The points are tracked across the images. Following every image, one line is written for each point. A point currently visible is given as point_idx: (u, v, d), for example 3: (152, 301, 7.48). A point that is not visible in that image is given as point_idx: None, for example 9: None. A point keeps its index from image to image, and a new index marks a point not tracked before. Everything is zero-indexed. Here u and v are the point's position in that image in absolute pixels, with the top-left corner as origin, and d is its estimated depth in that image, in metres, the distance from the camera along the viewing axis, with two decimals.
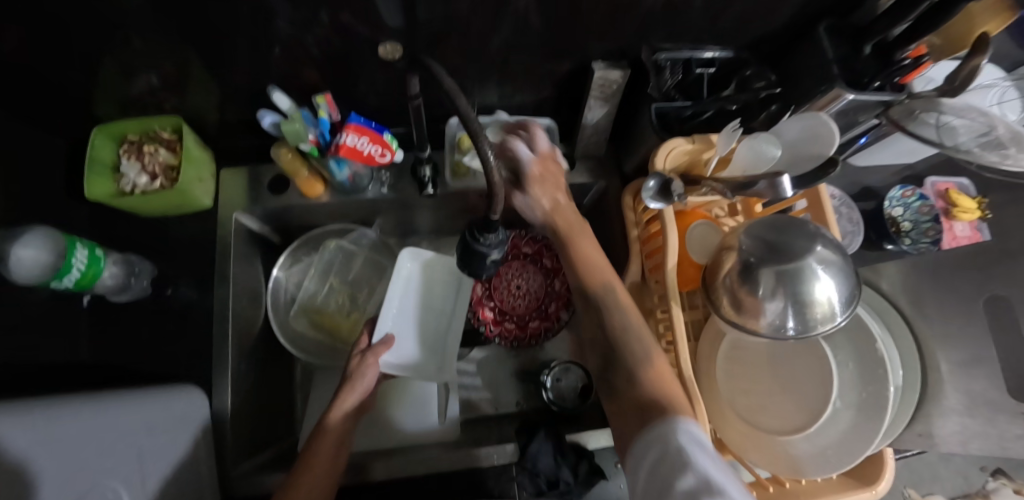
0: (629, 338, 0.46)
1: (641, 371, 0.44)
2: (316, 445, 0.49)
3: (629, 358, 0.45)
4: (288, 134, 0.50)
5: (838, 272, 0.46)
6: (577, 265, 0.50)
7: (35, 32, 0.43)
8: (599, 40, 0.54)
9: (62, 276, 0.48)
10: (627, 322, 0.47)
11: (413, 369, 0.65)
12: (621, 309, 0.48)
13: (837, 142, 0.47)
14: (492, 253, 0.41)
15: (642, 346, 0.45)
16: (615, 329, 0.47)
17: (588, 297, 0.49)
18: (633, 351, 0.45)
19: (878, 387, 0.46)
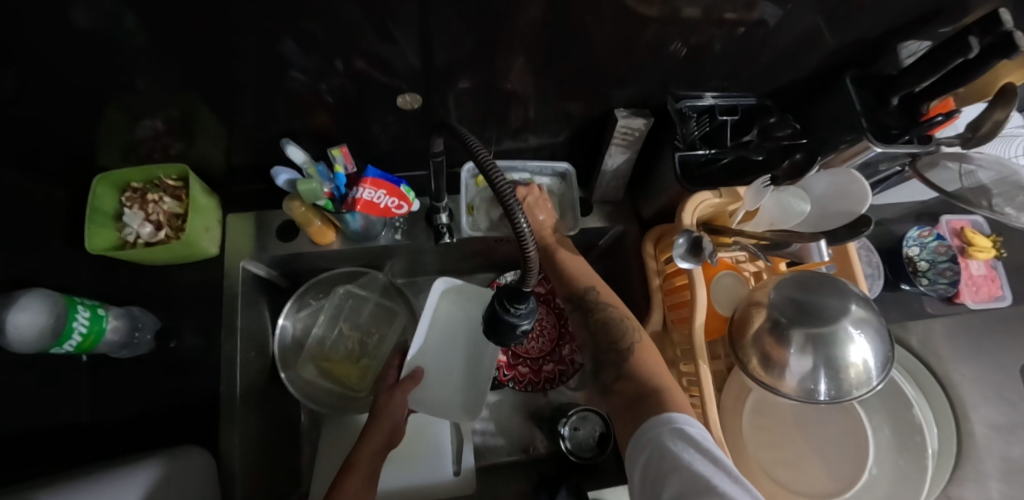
0: (611, 330, 0.50)
1: (626, 363, 0.47)
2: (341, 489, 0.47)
3: (616, 354, 0.48)
4: (304, 194, 0.48)
5: (871, 332, 0.46)
6: (564, 278, 0.56)
7: (37, 86, 0.41)
8: (619, 85, 0.53)
9: (62, 342, 0.46)
10: (608, 320, 0.51)
11: (440, 404, 0.63)
12: (605, 306, 0.52)
13: (869, 200, 0.46)
14: (522, 323, 0.40)
15: (624, 337, 0.49)
16: (598, 323, 0.51)
17: (573, 299, 0.54)
18: (614, 342, 0.49)
19: (914, 452, 0.46)
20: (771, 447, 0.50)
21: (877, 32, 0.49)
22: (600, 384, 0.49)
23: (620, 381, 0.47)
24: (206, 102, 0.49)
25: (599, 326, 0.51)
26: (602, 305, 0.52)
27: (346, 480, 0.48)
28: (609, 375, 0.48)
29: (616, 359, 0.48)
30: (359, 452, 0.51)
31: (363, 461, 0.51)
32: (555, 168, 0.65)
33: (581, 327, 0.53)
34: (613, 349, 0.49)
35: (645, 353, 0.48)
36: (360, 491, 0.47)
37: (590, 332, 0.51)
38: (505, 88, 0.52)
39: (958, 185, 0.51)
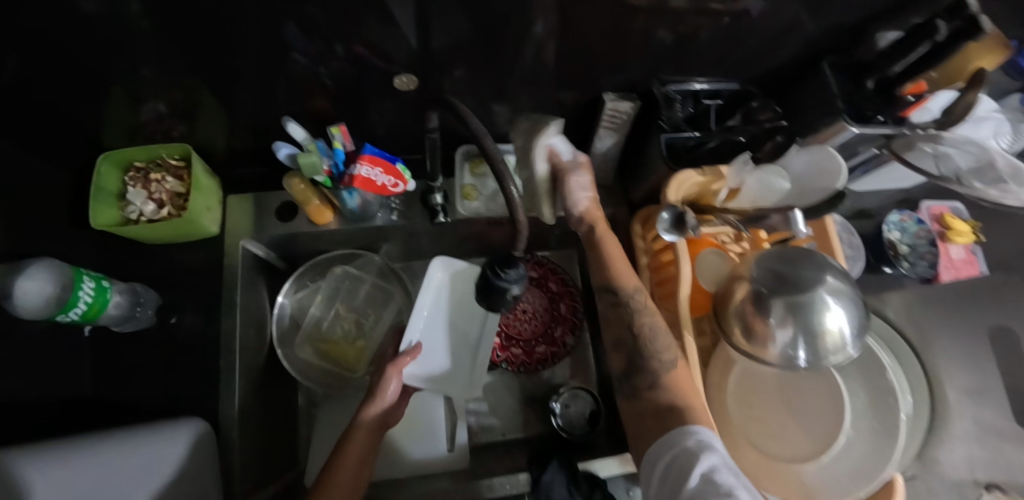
0: (656, 340, 0.49)
1: (664, 375, 0.47)
2: (335, 472, 0.48)
3: (653, 364, 0.48)
4: (304, 168, 0.49)
5: (847, 302, 0.47)
6: (608, 268, 0.54)
7: (45, 66, 0.43)
8: (608, 71, 0.55)
9: (68, 310, 0.47)
10: (656, 326, 0.50)
11: (444, 378, 0.67)
12: (649, 316, 0.51)
13: (843, 174, 0.48)
14: (512, 288, 0.42)
15: (668, 349, 0.49)
16: (643, 330, 0.50)
17: (614, 300, 0.53)
18: (658, 353, 0.49)
19: (889, 415, 0.47)
20: (757, 419, 0.52)
21: (854, 20, 0.52)
22: (628, 383, 0.50)
23: (652, 389, 0.47)
24: (208, 85, 0.50)
25: (649, 329, 0.50)
26: (648, 312, 0.52)
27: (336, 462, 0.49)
28: (646, 382, 0.48)
29: (657, 367, 0.48)
30: (354, 435, 0.51)
31: (359, 439, 0.51)
32: None
33: (627, 322, 0.52)
34: (658, 358, 0.48)
35: (685, 370, 0.48)
36: (352, 477, 0.48)
37: (631, 333, 0.51)
38: (498, 74, 0.54)
39: (935, 168, 0.54)
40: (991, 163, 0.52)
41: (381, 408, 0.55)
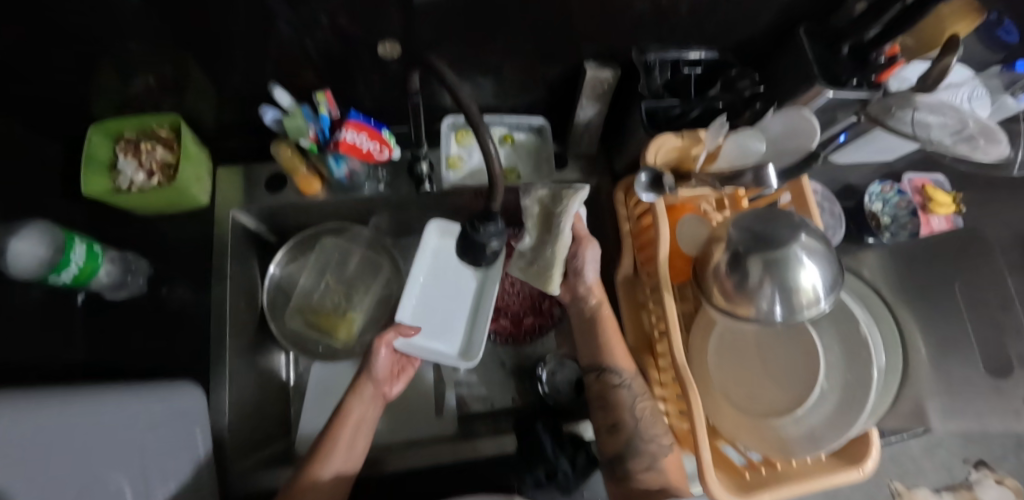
0: (651, 423, 0.54)
1: (660, 461, 0.53)
2: (333, 439, 0.51)
3: (647, 448, 0.53)
4: (289, 130, 0.53)
5: (820, 259, 0.48)
6: (604, 351, 0.59)
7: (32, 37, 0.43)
8: (590, 42, 0.56)
9: (60, 270, 0.48)
10: (653, 411, 0.55)
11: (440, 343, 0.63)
12: (643, 398, 0.56)
13: (819, 135, 0.50)
14: (491, 242, 0.44)
15: (664, 432, 0.54)
16: (641, 414, 0.55)
17: (610, 378, 0.57)
18: (655, 436, 0.54)
19: (862, 370, 0.49)
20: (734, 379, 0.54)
21: None
22: (620, 464, 0.54)
23: (648, 472, 0.52)
24: (196, 58, 0.51)
25: (649, 414, 0.54)
26: (646, 395, 0.56)
27: (336, 429, 0.52)
28: (644, 465, 0.53)
29: (656, 450, 0.53)
30: (351, 397, 0.55)
31: (359, 405, 0.54)
32: (529, 123, 0.68)
33: (629, 407, 0.55)
34: (655, 441, 0.53)
35: (675, 455, 0.54)
36: (349, 440, 0.52)
37: (627, 417, 0.55)
38: (482, 47, 0.55)
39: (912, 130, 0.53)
40: (964, 126, 0.53)
41: (373, 384, 0.57)
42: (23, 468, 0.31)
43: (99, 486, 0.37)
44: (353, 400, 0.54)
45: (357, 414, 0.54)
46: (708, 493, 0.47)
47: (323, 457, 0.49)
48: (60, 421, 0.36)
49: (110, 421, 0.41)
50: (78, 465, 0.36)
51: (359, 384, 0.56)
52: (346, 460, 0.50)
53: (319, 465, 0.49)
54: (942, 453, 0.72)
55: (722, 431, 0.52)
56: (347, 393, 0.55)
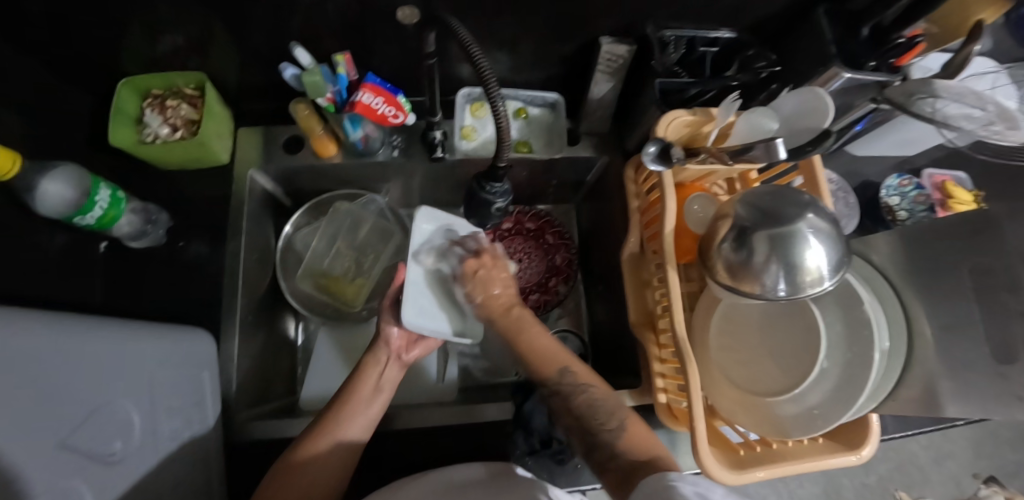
0: (598, 407, 0.45)
1: (618, 440, 0.43)
2: (352, 394, 0.50)
3: (601, 431, 0.44)
4: (307, 87, 0.54)
5: (827, 240, 0.47)
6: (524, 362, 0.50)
7: None
8: (606, 17, 0.56)
9: (85, 213, 0.51)
10: (593, 401, 0.46)
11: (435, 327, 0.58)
12: (584, 385, 0.47)
13: (830, 114, 0.49)
14: (496, 200, 0.51)
15: (613, 417, 0.45)
16: (583, 407, 0.46)
17: (547, 385, 0.48)
18: (603, 424, 0.44)
19: (863, 347, 0.47)
20: (735, 358, 0.54)
21: None
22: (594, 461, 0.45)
23: (613, 459, 0.43)
24: (220, 21, 0.53)
25: (586, 406, 0.46)
26: (580, 388, 0.47)
27: (355, 384, 0.51)
28: (608, 462, 0.43)
29: (612, 435, 0.44)
30: (369, 358, 0.54)
31: (378, 365, 0.54)
32: (545, 98, 0.69)
33: (566, 408, 0.47)
34: (604, 431, 0.44)
35: (638, 422, 0.45)
36: (366, 400, 0.50)
37: (577, 418, 0.46)
38: (497, 20, 0.56)
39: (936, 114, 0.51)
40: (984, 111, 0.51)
41: (387, 350, 0.56)
42: (37, 387, 0.33)
43: (108, 411, 0.40)
44: (371, 361, 0.54)
45: (371, 371, 0.53)
46: (703, 470, 0.46)
47: (339, 413, 0.48)
48: (81, 347, 0.39)
49: (126, 353, 0.43)
50: (89, 391, 0.38)
51: (373, 348, 0.56)
52: (368, 415, 0.49)
53: (339, 424, 0.47)
54: (952, 467, 0.83)
55: (721, 410, 0.52)
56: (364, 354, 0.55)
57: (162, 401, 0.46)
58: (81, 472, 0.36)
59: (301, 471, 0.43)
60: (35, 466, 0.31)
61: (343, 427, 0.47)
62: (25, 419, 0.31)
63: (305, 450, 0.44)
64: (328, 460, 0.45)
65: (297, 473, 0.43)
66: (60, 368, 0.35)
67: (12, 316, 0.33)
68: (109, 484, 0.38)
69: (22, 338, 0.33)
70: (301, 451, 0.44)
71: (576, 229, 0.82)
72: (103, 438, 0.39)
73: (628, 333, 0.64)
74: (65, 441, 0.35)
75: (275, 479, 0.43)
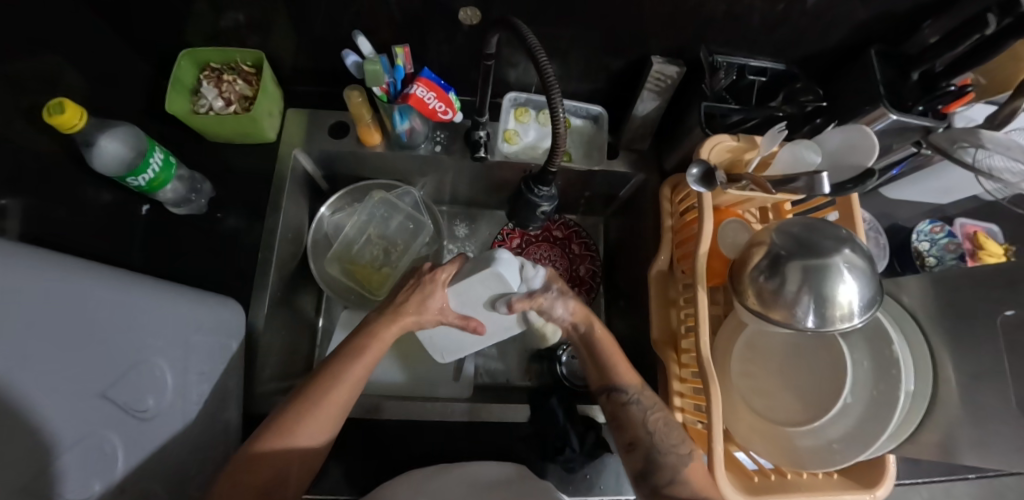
0: (672, 432, 0.51)
1: (681, 471, 0.48)
2: (341, 376, 0.48)
3: (664, 459, 0.49)
4: (367, 75, 0.55)
5: (861, 277, 0.47)
6: (603, 372, 0.56)
7: None
8: (660, 36, 0.58)
9: (137, 174, 0.53)
10: (667, 422, 0.52)
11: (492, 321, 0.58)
12: (659, 405, 0.53)
13: (875, 153, 0.49)
14: (541, 204, 0.52)
15: (685, 443, 0.50)
16: (660, 422, 0.51)
17: (610, 396, 0.55)
18: (675, 446, 0.50)
19: (889, 386, 0.47)
20: (756, 384, 0.54)
21: (904, 9, 0.54)
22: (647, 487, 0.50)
23: (673, 486, 0.48)
24: (284, 5, 0.54)
25: (662, 425, 0.51)
26: (658, 408, 0.53)
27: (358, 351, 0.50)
28: (666, 481, 0.48)
29: (675, 463, 0.49)
30: (383, 330, 0.52)
31: (386, 335, 0.52)
32: (588, 110, 0.70)
33: (641, 422, 0.52)
34: (674, 453, 0.49)
35: (698, 463, 0.50)
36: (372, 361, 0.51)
37: (648, 431, 0.51)
38: (554, 28, 0.57)
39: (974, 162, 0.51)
40: None
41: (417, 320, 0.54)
42: (80, 337, 0.34)
43: (145, 369, 0.41)
44: (386, 333, 0.52)
45: (381, 340, 0.52)
46: (717, 492, 0.46)
47: (319, 398, 0.47)
48: (127, 303, 0.39)
49: (166, 314, 0.44)
50: (129, 346, 0.39)
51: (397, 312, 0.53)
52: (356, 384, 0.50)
53: (309, 408, 0.46)
54: None
55: (737, 435, 0.52)
56: (377, 319, 0.54)
57: (192, 364, 0.47)
58: (115, 424, 0.36)
59: (269, 460, 0.44)
60: (67, 414, 0.32)
61: (328, 401, 0.47)
62: (61, 367, 0.32)
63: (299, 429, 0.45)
64: (305, 448, 0.46)
65: (273, 456, 0.44)
66: (103, 321, 0.36)
67: (61, 267, 0.34)
68: (136, 439, 0.39)
69: (69, 289, 0.33)
70: (278, 440, 0.45)
71: (602, 241, 0.83)
72: (138, 394, 0.39)
73: (649, 349, 0.64)
74: (104, 391, 0.36)
75: (240, 461, 0.44)
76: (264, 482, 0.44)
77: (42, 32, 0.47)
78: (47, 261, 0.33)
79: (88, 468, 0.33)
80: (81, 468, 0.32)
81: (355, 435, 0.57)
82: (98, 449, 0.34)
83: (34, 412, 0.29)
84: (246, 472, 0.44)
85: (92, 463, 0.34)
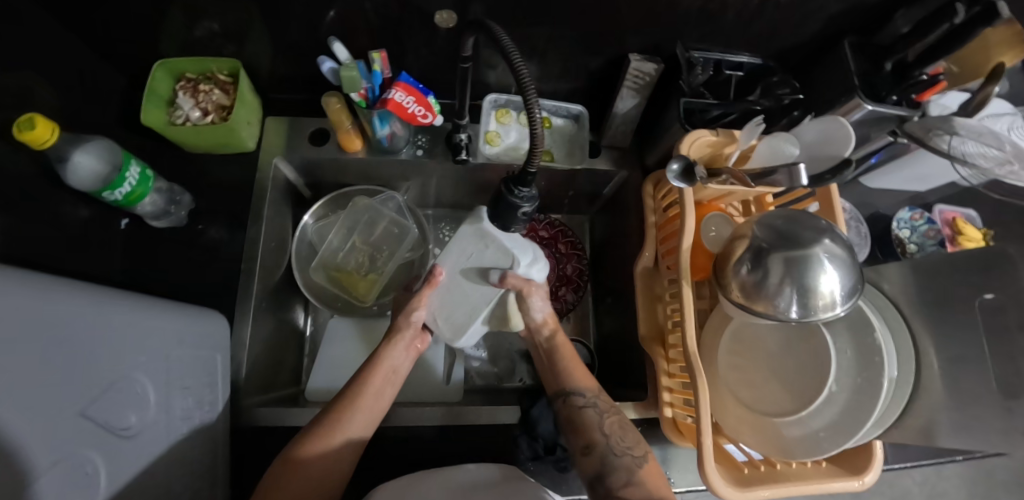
0: (627, 434, 0.53)
1: (641, 468, 0.50)
2: (368, 380, 0.54)
3: (621, 458, 0.51)
4: (344, 81, 0.55)
5: (842, 265, 0.47)
6: (562, 375, 0.59)
7: None
8: (637, 35, 0.58)
9: (113, 188, 0.52)
10: (621, 425, 0.54)
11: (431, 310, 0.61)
12: (615, 411, 0.55)
13: (852, 144, 0.50)
14: (523, 205, 0.52)
15: (637, 446, 0.52)
16: (615, 425, 0.53)
17: (565, 400, 0.56)
18: (629, 449, 0.52)
19: (872, 373, 0.48)
20: (745, 376, 0.54)
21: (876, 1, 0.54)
22: (603, 488, 0.49)
23: (627, 487, 0.49)
24: (259, 13, 0.53)
25: (617, 427, 0.53)
26: (611, 411, 0.55)
27: (366, 379, 0.54)
28: (622, 483, 0.49)
29: (628, 464, 0.51)
30: (389, 349, 0.57)
31: (394, 356, 0.57)
32: (569, 109, 0.70)
33: (597, 425, 0.53)
34: (628, 455, 0.51)
35: (652, 463, 0.52)
36: (379, 388, 0.54)
37: (604, 432, 0.53)
38: (532, 29, 0.57)
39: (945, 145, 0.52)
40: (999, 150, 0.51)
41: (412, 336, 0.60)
42: (56, 356, 0.33)
43: (127, 385, 0.40)
44: (390, 353, 0.57)
45: (389, 361, 0.56)
46: (708, 484, 0.46)
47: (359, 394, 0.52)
48: (105, 320, 0.39)
49: (143, 329, 0.43)
50: (109, 363, 0.38)
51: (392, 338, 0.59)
52: (370, 412, 0.52)
53: (329, 432, 0.48)
54: None
55: (726, 428, 0.52)
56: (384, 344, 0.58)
57: (177, 378, 0.46)
58: (96, 442, 0.36)
59: (302, 468, 0.46)
60: (45, 435, 0.31)
61: (363, 404, 0.51)
62: (38, 389, 0.31)
63: (341, 426, 0.49)
64: (338, 455, 0.48)
65: (308, 461, 0.46)
66: (80, 339, 0.36)
67: (35, 286, 0.33)
68: (121, 457, 0.38)
69: (41, 311, 0.33)
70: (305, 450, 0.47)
71: (589, 239, 0.83)
72: (120, 412, 0.39)
73: (638, 345, 0.65)
74: (83, 410, 0.35)
75: (276, 473, 0.46)
76: (293, 493, 0.45)
77: (12, 47, 0.46)
78: (18, 281, 0.32)
79: (72, 489, 0.33)
80: (65, 488, 0.32)
81: None
82: (80, 469, 0.34)
83: (12, 435, 0.28)
84: (279, 481, 0.45)
85: (75, 484, 0.33)
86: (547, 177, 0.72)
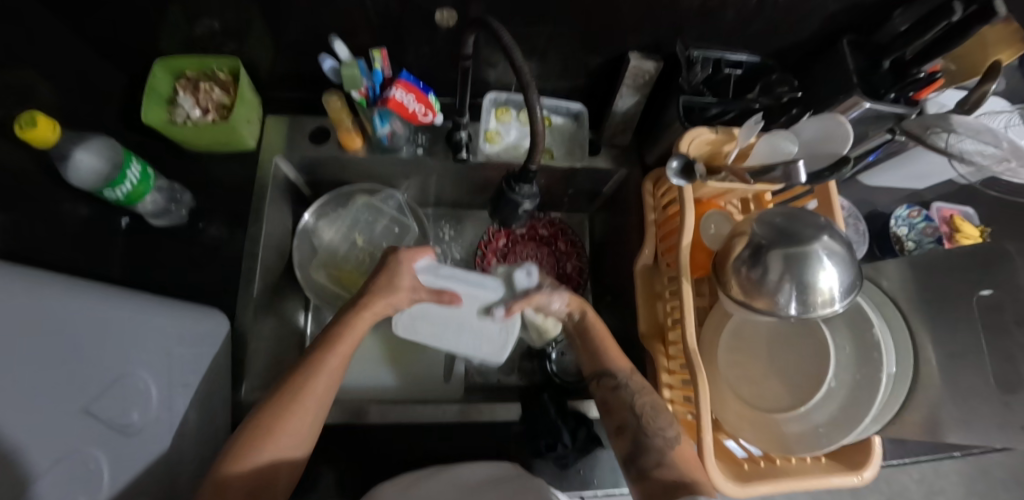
0: (660, 414, 0.50)
1: (669, 452, 0.47)
2: (325, 353, 0.46)
3: (655, 441, 0.48)
4: (345, 78, 0.55)
5: (840, 262, 0.47)
6: (595, 356, 0.57)
7: None
8: (637, 33, 0.58)
9: (115, 186, 0.52)
10: (655, 404, 0.52)
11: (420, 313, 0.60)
12: (649, 391, 0.53)
13: (850, 139, 0.50)
14: (523, 202, 0.52)
15: (671, 426, 0.49)
16: (648, 406, 0.51)
17: (599, 380, 0.56)
18: (662, 430, 0.49)
19: (870, 369, 0.48)
20: (746, 372, 0.54)
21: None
22: (633, 468, 0.49)
23: (660, 468, 0.47)
24: (260, 12, 0.53)
25: (649, 408, 0.51)
26: (646, 391, 0.53)
27: (322, 351, 0.46)
28: (654, 464, 0.47)
29: (662, 445, 0.48)
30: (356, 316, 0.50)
31: (359, 321, 0.50)
32: (568, 108, 0.70)
33: (629, 405, 0.52)
34: (660, 436, 0.49)
35: (687, 447, 0.49)
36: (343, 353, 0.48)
37: (635, 413, 0.51)
38: (532, 27, 0.57)
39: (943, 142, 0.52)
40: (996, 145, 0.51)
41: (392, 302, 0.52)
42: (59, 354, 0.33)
43: (129, 382, 0.40)
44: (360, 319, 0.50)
45: (353, 328, 0.49)
46: (710, 480, 0.46)
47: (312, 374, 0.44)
48: (107, 317, 0.39)
49: (145, 327, 0.43)
50: (111, 360, 0.38)
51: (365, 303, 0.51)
52: (327, 386, 0.45)
53: (270, 426, 0.41)
54: None
55: (727, 425, 0.53)
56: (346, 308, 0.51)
57: (179, 376, 0.46)
58: (98, 439, 0.36)
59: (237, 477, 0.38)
60: (48, 431, 0.31)
61: (313, 387, 0.44)
62: (40, 387, 0.31)
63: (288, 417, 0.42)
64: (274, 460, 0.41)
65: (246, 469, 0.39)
66: (83, 337, 0.36)
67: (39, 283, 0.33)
68: (123, 455, 0.38)
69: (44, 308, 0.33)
70: (238, 458, 0.39)
71: (589, 238, 0.84)
72: (122, 409, 0.39)
73: (638, 342, 0.65)
74: (86, 407, 0.35)
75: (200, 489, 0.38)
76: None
77: (13, 46, 0.46)
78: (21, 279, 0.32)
79: (77, 486, 0.33)
80: (70, 485, 0.32)
81: (346, 441, 0.56)
82: (84, 466, 0.34)
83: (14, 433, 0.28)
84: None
85: (79, 480, 0.33)
86: (547, 175, 0.72)
